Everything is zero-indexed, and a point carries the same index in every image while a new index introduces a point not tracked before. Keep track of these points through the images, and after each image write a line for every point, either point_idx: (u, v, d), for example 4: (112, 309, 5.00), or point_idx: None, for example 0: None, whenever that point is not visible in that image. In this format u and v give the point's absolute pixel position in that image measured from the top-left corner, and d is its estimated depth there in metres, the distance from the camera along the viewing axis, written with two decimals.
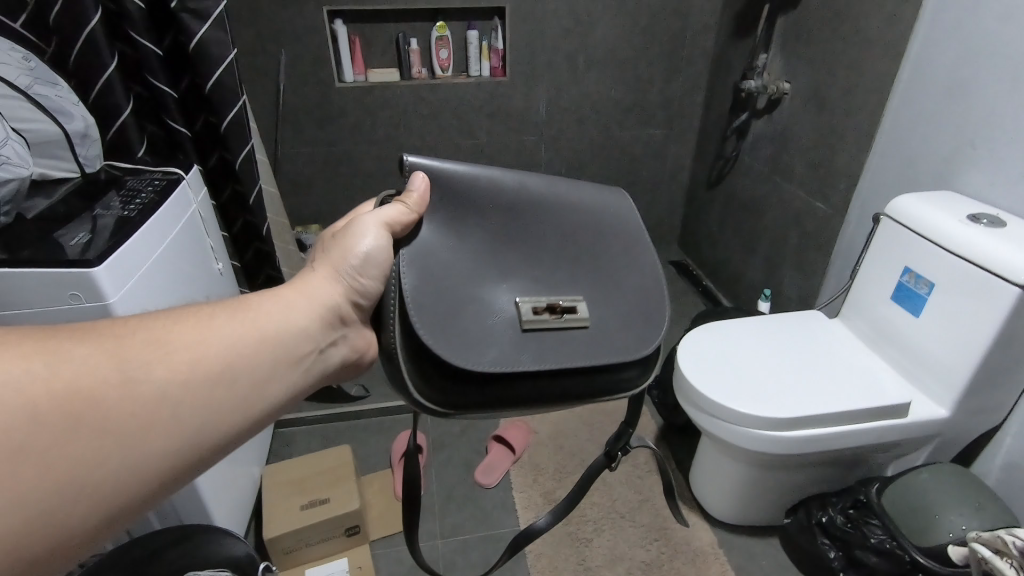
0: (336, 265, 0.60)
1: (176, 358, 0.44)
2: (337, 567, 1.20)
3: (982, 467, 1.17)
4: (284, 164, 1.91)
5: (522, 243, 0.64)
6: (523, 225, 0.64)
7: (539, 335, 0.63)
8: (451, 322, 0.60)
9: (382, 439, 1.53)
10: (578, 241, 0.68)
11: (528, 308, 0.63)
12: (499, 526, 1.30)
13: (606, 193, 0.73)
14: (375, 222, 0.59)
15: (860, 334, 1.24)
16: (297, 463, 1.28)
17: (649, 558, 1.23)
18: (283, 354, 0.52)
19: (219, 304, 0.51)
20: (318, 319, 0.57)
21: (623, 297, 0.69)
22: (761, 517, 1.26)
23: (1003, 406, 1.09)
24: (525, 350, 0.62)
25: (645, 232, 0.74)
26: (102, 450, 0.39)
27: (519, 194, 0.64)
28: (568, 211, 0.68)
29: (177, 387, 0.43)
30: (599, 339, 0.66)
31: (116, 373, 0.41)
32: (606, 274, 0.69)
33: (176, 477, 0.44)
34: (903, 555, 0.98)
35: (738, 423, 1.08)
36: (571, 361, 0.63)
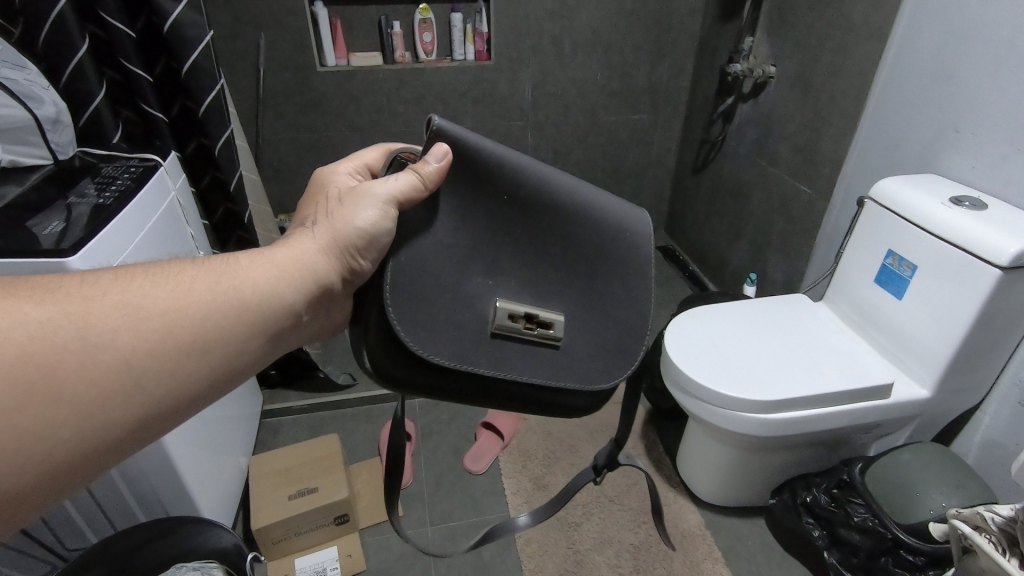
0: (337, 238, 0.57)
1: (145, 326, 0.44)
2: (326, 556, 1.20)
3: (961, 445, 1.19)
4: (265, 151, 1.87)
5: (522, 244, 0.63)
6: (525, 220, 0.63)
7: (504, 339, 0.63)
8: (424, 308, 0.59)
9: (370, 427, 1.53)
10: (583, 249, 0.66)
11: (504, 313, 0.62)
12: (489, 512, 1.30)
13: (623, 206, 0.70)
14: (382, 197, 0.57)
15: (845, 317, 1.25)
16: (284, 453, 1.27)
17: (637, 540, 1.24)
18: (260, 325, 0.52)
19: (199, 265, 0.51)
20: (305, 291, 0.56)
21: (601, 323, 0.69)
22: (747, 497, 1.28)
23: (982, 387, 1.11)
24: (485, 353, 0.62)
25: (652, 258, 0.70)
26: (59, 417, 0.39)
27: (534, 194, 0.62)
28: (578, 218, 0.65)
29: (144, 356, 0.44)
30: (560, 359, 0.66)
31: (78, 340, 0.41)
32: (596, 286, 0.68)
33: (135, 440, 0.45)
34: (884, 532, 1.01)
35: (720, 404, 1.10)
36: (526, 375, 0.64)
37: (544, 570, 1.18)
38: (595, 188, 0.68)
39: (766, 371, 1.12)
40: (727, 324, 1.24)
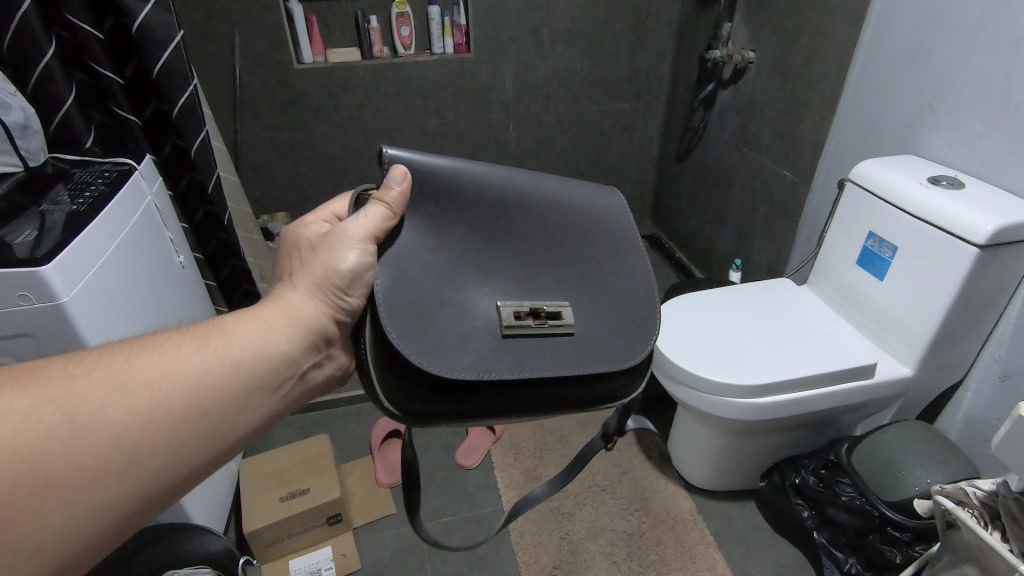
0: (319, 281, 0.56)
1: (133, 400, 0.43)
2: (321, 556, 1.20)
3: (943, 423, 1.21)
4: (244, 151, 1.85)
5: (506, 243, 0.62)
6: (507, 223, 0.62)
7: (518, 341, 0.59)
8: (427, 325, 0.56)
9: (361, 426, 1.52)
10: (564, 242, 0.65)
11: (510, 313, 0.59)
12: (483, 506, 1.31)
13: (596, 190, 0.70)
14: (357, 231, 0.55)
15: (828, 300, 1.27)
16: (273, 456, 1.27)
17: (630, 528, 1.25)
18: (260, 381, 0.51)
19: (190, 330, 0.50)
20: (302, 340, 0.55)
21: (609, 304, 0.65)
22: (739, 481, 1.29)
23: (964, 363, 1.12)
24: (503, 357, 0.58)
25: (636, 230, 0.70)
26: (48, 505, 0.39)
27: (504, 194, 0.62)
28: (557, 211, 0.65)
29: (135, 432, 0.43)
30: (581, 349, 0.62)
31: (63, 425, 0.40)
32: (594, 274, 0.65)
33: (137, 517, 0.44)
34: (871, 510, 1.02)
35: (706, 391, 1.11)
36: (548, 369, 0.59)
37: (537, 561, 1.19)
38: (561, 177, 0.68)
39: (750, 357, 1.12)
40: (711, 311, 1.25)
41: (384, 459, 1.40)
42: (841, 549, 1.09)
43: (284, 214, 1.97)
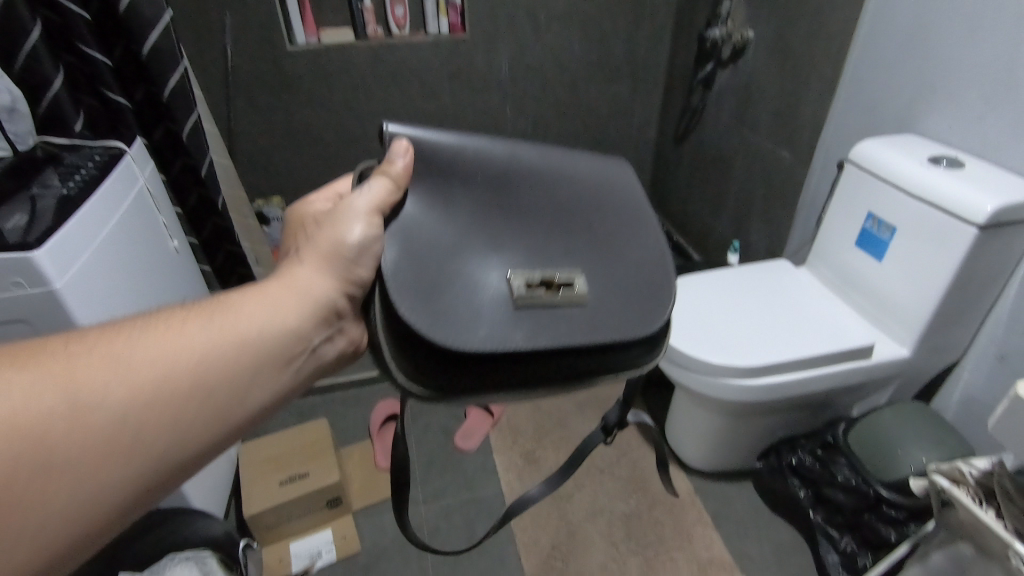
0: (326, 256, 0.55)
1: (136, 377, 0.43)
2: (321, 539, 1.21)
3: (940, 403, 1.22)
4: (238, 135, 1.83)
5: (512, 215, 0.61)
6: (512, 195, 0.61)
7: (531, 311, 0.57)
8: (436, 295, 0.55)
9: (360, 411, 1.52)
10: (571, 214, 0.64)
11: (521, 283, 0.58)
12: (482, 489, 1.31)
13: (601, 164, 0.70)
14: (362, 206, 0.55)
15: (827, 282, 1.26)
16: (273, 440, 1.27)
17: (629, 509, 1.26)
18: (267, 357, 0.51)
19: (195, 307, 0.49)
20: (310, 316, 0.54)
21: (623, 273, 0.64)
22: (736, 462, 1.30)
23: (961, 344, 1.13)
24: (518, 327, 0.56)
25: (645, 202, 0.69)
26: (53, 483, 0.39)
27: (507, 168, 0.62)
28: (562, 185, 0.64)
29: (140, 409, 0.42)
30: (598, 317, 0.60)
31: (66, 402, 0.40)
32: (604, 244, 0.64)
33: (148, 495, 0.44)
34: (867, 490, 1.03)
35: (704, 373, 1.11)
36: (565, 338, 0.57)
37: (536, 543, 1.20)
38: (565, 151, 0.68)
39: (749, 338, 1.12)
40: (709, 294, 1.24)
41: (382, 443, 1.40)
42: (837, 528, 1.10)
43: (279, 199, 1.95)
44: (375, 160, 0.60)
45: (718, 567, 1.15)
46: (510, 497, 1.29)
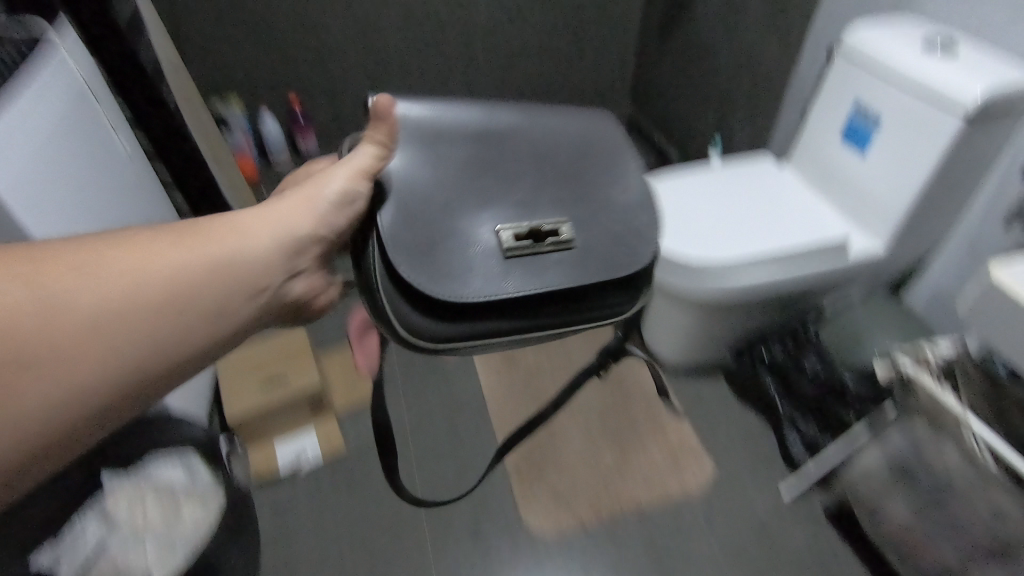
0: (310, 196, 0.54)
1: (112, 286, 0.41)
2: (306, 441, 1.22)
3: (910, 296, 1.24)
4: (184, 24, 1.66)
5: (500, 170, 0.61)
6: (496, 149, 0.62)
7: (521, 260, 0.59)
8: (429, 251, 0.57)
9: (338, 317, 1.51)
10: (556, 162, 0.64)
11: (510, 235, 0.59)
12: (462, 390, 1.34)
13: (585, 113, 0.69)
14: (347, 168, 0.56)
15: (807, 177, 1.24)
16: (252, 349, 1.25)
17: (604, 403, 1.31)
18: (248, 284, 0.49)
19: (193, 221, 0.48)
20: (289, 247, 0.52)
21: (609, 214, 0.64)
22: (707, 360, 1.33)
23: (935, 238, 1.13)
24: (509, 277, 0.58)
25: (630, 143, 0.68)
26: (15, 381, 0.36)
27: (489, 124, 0.62)
28: (545, 135, 0.64)
29: (113, 318, 0.40)
30: (587, 261, 0.61)
31: (30, 298, 0.37)
32: (590, 189, 0.64)
33: (118, 407, 0.42)
34: (832, 379, 1.07)
35: (681, 270, 1.10)
36: (554, 283, 0.59)
37: (516, 437, 1.25)
38: (547, 104, 0.67)
39: (727, 235, 1.11)
40: (688, 191, 1.21)
41: (363, 348, 1.36)
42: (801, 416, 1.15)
43: (238, 98, 1.82)
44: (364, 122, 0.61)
45: (687, 454, 1.22)
46: (490, 396, 1.33)
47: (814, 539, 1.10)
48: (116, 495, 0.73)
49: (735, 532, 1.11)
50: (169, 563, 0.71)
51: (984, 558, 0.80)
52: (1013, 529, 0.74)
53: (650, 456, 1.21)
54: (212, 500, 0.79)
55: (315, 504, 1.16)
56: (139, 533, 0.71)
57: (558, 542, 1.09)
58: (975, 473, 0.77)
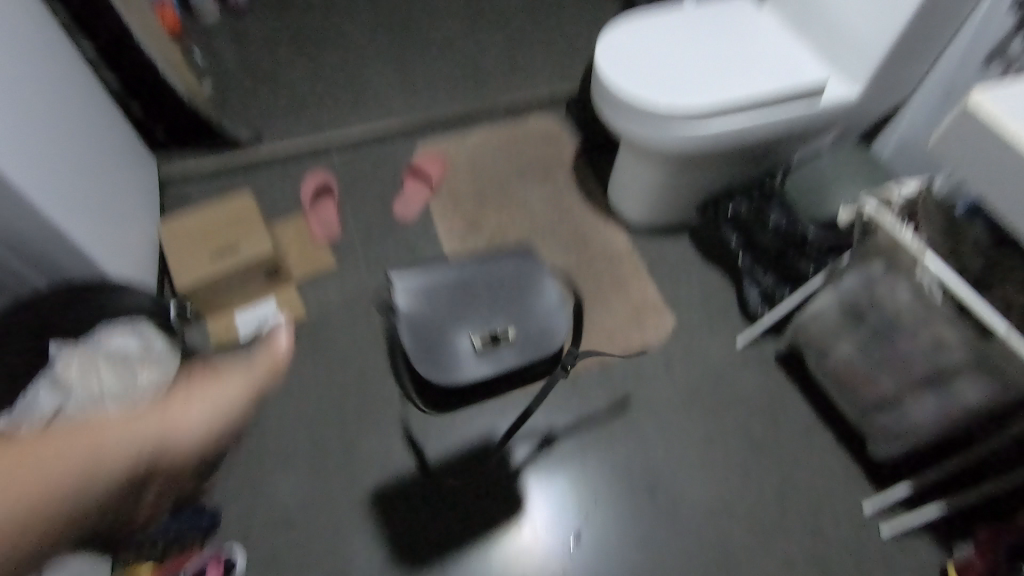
0: (270, 364, 0.63)
1: (113, 456, 0.48)
2: (264, 310, 1.19)
3: (880, 143, 1.22)
4: None
5: (464, 303, 0.91)
6: (463, 289, 0.92)
7: (484, 356, 0.88)
8: (428, 354, 0.86)
9: (287, 183, 1.41)
10: (499, 288, 0.93)
11: (476, 339, 0.88)
12: (424, 255, 1.31)
13: (517, 262, 0.95)
14: (275, 352, 0.63)
15: (784, 14, 1.13)
16: (194, 216, 1.17)
17: (569, 265, 1.30)
18: (212, 446, 0.58)
19: (148, 410, 0.52)
20: (247, 410, 0.59)
21: (538, 320, 0.91)
22: (672, 218, 1.31)
23: (912, 81, 1.09)
24: (478, 367, 0.86)
25: (544, 266, 0.96)
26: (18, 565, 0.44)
27: (461, 277, 0.92)
28: (494, 273, 0.94)
29: (112, 481, 0.48)
30: (524, 349, 0.88)
31: (68, 497, 0.45)
32: (519, 300, 0.92)
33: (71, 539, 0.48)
34: (795, 231, 1.06)
35: (651, 121, 1.04)
36: (505, 364, 0.87)
37: None
38: (494, 255, 0.96)
39: (701, 80, 1.04)
40: (660, 32, 1.11)
41: (317, 217, 1.34)
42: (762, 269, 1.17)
43: None
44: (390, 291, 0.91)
45: (649, 309, 1.24)
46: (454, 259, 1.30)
47: (765, 380, 1.17)
48: (73, 364, 0.88)
49: (692, 378, 1.17)
50: None
51: (920, 387, 0.86)
52: (951, 356, 0.79)
53: (613, 312, 1.23)
54: (166, 366, 0.93)
55: None
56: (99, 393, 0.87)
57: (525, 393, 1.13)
58: (922, 309, 0.79)
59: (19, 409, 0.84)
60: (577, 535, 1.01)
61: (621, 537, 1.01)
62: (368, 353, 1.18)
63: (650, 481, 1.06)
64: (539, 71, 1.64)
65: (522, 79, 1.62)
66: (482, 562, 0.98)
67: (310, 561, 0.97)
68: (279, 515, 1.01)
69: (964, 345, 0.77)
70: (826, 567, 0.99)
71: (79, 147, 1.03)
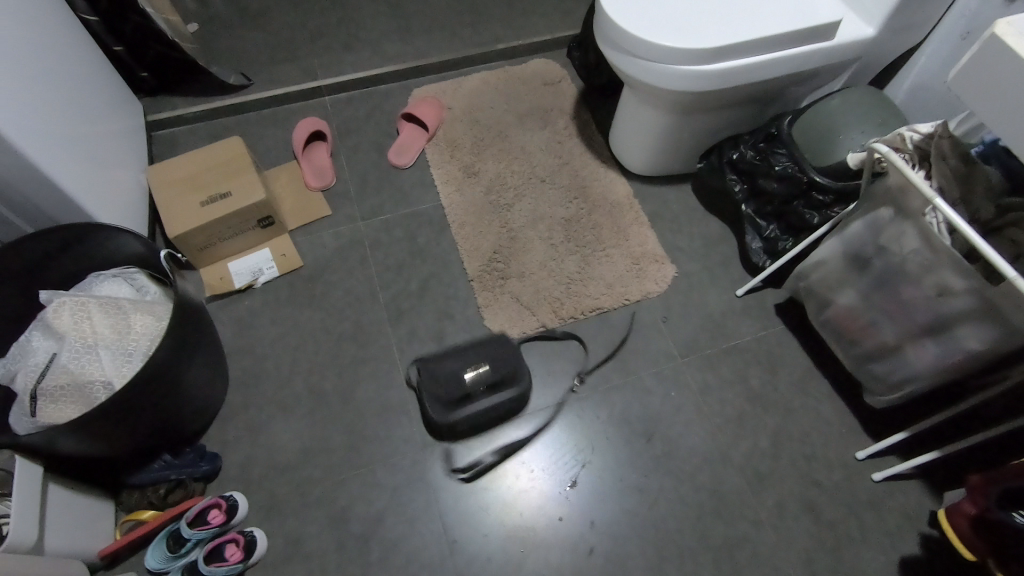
0: None
1: None
2: (260, 259, 1.18)
3: (892, 89, 1.18)
4: None
5: (461, 367, 1.07)
6: (461, 359, 1.08)
7: (482, 405, 1.04)
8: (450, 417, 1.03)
9: (279, 130, 1.37)
10: (489, 354, 1.09)
11: (474, 387, 1.05)
12: (421, 204, 1.28)
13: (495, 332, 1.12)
14: None
15: None
16: (184, 160, 1.14)
17: (569, 215, 1.27)
18: None
19: None
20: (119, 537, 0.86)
21: (513, 367, 1.08)
22: (675, 165, 1.28)
23: (929, 21, 1.03)
24: (477, 415, 1.04)
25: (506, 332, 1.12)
26: None
27: (455, 350, 1.09)
28: (485, 342, 1.10)
29: None
30: (503, 392, 1.05)
31: None
32: (496, 352, 1.09)
33: None
34: (801, 177, 1.03)
35: (657, 61, 0.99)
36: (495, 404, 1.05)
37: (478, 249, 1.22)
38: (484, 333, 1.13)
39: (710, 18, 0.99)
40: None
41: (311, 164, 1.30)
42: (765, 219, 1.15)
43: None
44: (411, 371, 1.09)
45: (649, 259, 1.22)
46: (450, 209, 1.27)
47: (764, 331, 1.16)
48: (64, 310, 0.86)
49: (691, 328, 1.16)
50: (127, 369, 0.87)
51: (922, 336, 0.85)
52: (955, 303, 0.78)
53: (613, 263, 1.22)
54: (160, 315, 0.93)
55: (277, 317, 1.14)
56: (94, 341, 0.87)
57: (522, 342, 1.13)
58: (929, 255, 0.78)
59: (14, 355, 0.84)
60: (575, 478, 1.02)
61: (618, 481, 1.02)
62: (365, 302, 1.16)
63: (647, 429, 1.06)
64: (540, 12, 1.56)
65: (522, 20, 1.55)
66: (480, 505, 0.99)
67: (310, 505, 0.98)
68: (278, 460, 1.02)
69: (968, 292, 0.75)
70: (818, 511, 1.01)
71: (59, 85, 0.97)
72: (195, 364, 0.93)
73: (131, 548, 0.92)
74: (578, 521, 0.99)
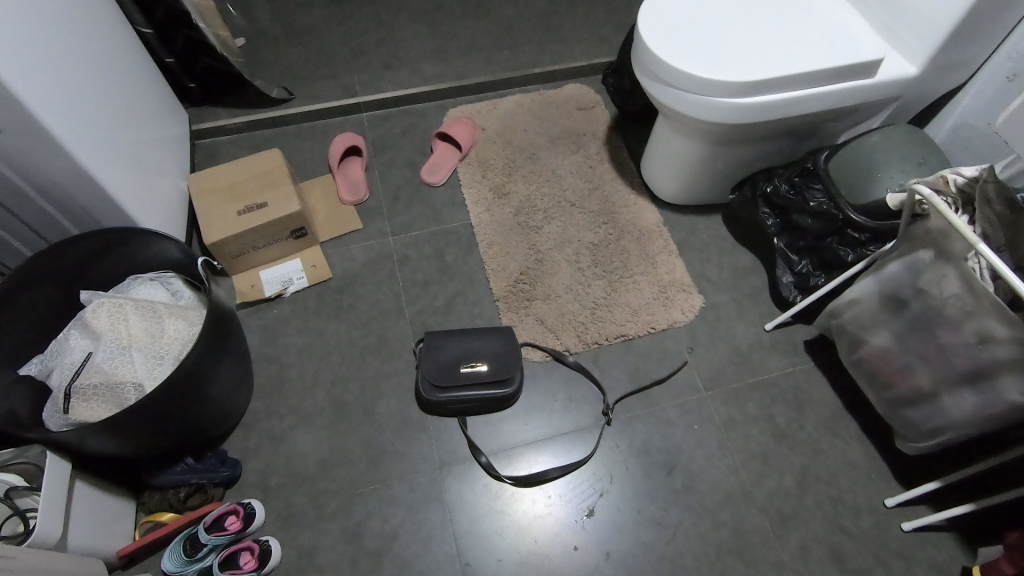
0: None
1: None
2: (291, 269, 1.21)
3: (932, 128, 1.16)
4: None
5: (462, 353, 1.06)
6: (464, 346, 1.07)
7: (469, 393, 1.04)
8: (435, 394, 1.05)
9: (316, 144, 1.40)
10: (491, 351, 1.07)
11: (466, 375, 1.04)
12: (451, 222, 1.29)
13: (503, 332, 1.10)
14: None
15: None
16: (224, 168, 1.17)
17: (597, 239, 1.27)
18: None
19: None
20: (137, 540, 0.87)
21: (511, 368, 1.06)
22: (706, 194, 1.28)
23: (974, 62, 1.02)
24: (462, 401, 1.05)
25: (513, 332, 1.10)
26: None
27: (462, 336, 1.08)
28: (489, 337, 1.08)
29: None
30: (493, 389, 1.04)
31: None
32: (498, 349, 1.07)
33: None
34: (836, 214, 1.02)
35: (695, 92, 0.99)
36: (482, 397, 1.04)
37: (505, 269, 1.22)
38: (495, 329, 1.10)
39: (750, 51, 0.99)
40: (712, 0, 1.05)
41: (345, 177, 1.33)
42: (797, 253, 1.14)
43: None
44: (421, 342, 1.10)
45: (677, 288, 1.21)
46: (479, 228, 1.28)
47: (792, 368, 1.14)
48: (101, 311, 0.89)
49: (717, 360, 1.14)
50: (157, 372, 0.88)
51: (960, 383, 0.82)
52: (997, 351, 0.75)
53: (639, 291, 1.21)
54: (192, 321, 0.95)
55: (305, 328, 1.16)
56: (127, 342, 0.89)
57: (545, 366, 1.13)
58: (971, 300, 0.76)
59: (52, 352, 0.87)
60: (592, 507, 1.00)
61: (635, 513, 1.00)
62: (391, 316, 1.17)
63: (668, 461, 1.05)
64: (578, 38, 1.58)
65: (560, 46, 1.56)
66: (495, 529, 0.98)
67: (325, 517, 0.99)
68: (297, 469, 1.02)
69: (1011, 341, 0.72)
70: (843, 557, 0.98)
71: (111, 94, 1.01)
72: (222, 370, 0.94)
73: (148, 549, 0.93)
74: (594, 551, 0.97)
